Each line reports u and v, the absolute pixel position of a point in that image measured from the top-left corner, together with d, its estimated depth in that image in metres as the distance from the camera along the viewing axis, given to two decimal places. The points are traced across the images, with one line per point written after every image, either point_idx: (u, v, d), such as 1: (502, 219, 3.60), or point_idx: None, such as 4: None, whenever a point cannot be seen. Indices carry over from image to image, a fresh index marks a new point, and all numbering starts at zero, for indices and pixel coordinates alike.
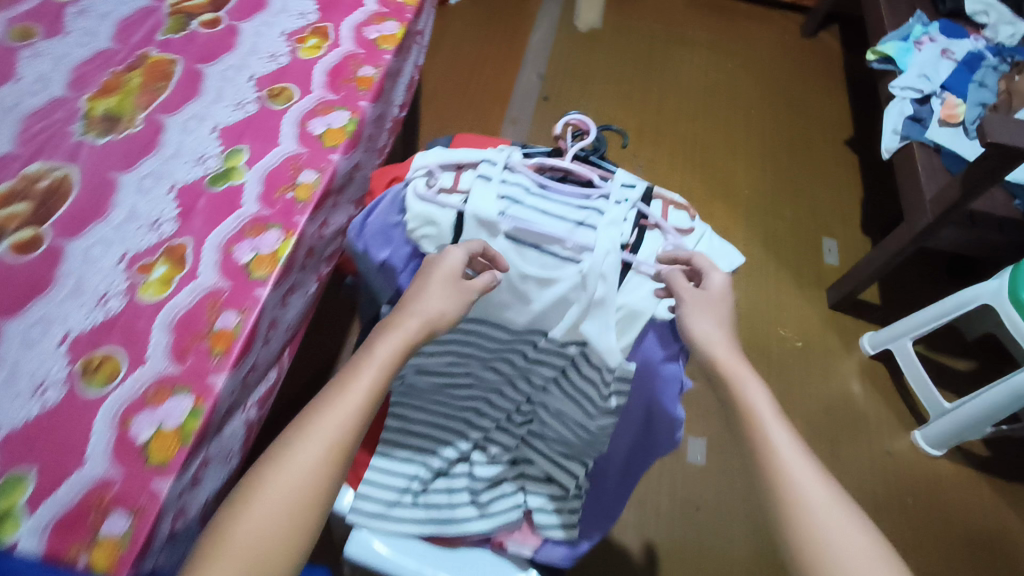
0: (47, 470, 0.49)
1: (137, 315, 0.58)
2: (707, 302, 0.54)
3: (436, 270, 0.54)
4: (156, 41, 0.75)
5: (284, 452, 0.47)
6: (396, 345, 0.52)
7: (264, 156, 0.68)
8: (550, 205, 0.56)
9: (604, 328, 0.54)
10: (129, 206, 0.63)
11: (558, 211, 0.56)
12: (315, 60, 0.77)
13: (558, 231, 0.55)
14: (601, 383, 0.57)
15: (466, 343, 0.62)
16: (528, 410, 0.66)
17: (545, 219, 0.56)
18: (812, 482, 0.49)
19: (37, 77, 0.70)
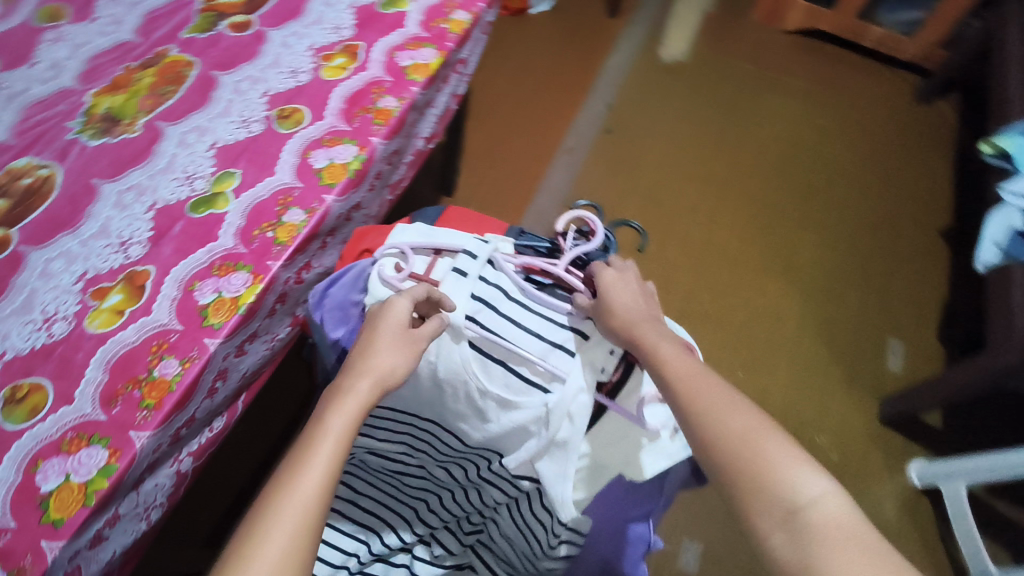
0: None
1: (77, 347, 0.53)
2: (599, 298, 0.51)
3: (383, 323, 0.47)
4: (179, 39, 0.72)
5: (243, 548, 0.37)
6: (352, 409, 0.43)
7: (254, 186, 0.63)
8: (527, 319, 0.52)
9: (561, 475, 0.48)
10: (103, 219, 0.60)
11: (533, 328, 0.52)
12: (337, 83, 0.71)
13: (530, 351, 0.51)
14: (550, 529, 0.51)
15: (422, 440, 0.57)
16: (480, 520, 0.60)
17: (518, 334, 0.52)
18: (726, 404, 0.44)
19: (51, 64, 0.68)
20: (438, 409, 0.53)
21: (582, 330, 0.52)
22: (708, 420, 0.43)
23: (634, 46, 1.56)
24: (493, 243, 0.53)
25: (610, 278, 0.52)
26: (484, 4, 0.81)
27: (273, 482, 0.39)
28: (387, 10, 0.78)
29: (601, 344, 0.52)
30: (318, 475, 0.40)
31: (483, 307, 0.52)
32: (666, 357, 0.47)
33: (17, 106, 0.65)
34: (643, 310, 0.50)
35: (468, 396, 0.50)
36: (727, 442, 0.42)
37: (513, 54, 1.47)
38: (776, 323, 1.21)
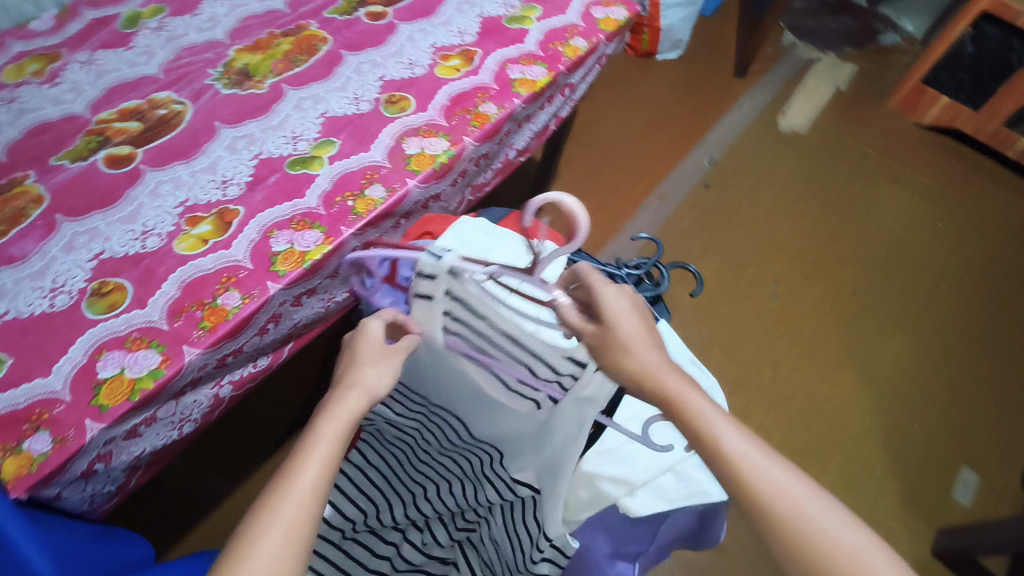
0: (18, 365, 0.52)
1: (162, 261, 0.60)
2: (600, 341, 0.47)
3: (362, 343, 0.52)
4: (320, 17, 0.81)
5: (251, 536, 0.39)
6: (345, 418, 0.47)
7: (348, 158, 0.68)
8: (507, 346, 0.52)
9: (555, 500, 0.51)
10: (213, 157, 0.67)
11: (517, 354, 0.52)
12: (447, 81, 0.76)
13: (521, 376, 0.53)
14: (535, 540, 0.53)
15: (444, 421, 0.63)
16: (473, 517, 0.61)
17: (506, 359, 0.53)
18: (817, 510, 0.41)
19: (210, 17, 0.80)
20: (463, 406, 0.59)
21: (556, 364, 0.51)
22: (803, 533, 0.40)
23: (755, 108, 1.54)
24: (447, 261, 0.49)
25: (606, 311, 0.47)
26: (604, 36, 0.84)
27: (274, 486, 0.42)
28: (511, 25, 0.83)
29: (574, 392, 0.50)
30: (317, 480, 0.43)
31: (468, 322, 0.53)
32: (719, 431, 0.44)
33: (172, 48, 0.76)
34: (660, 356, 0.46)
35: (485, 400, 0.57)
36: (814, 551, 0.40)
37: (630, 91, 1.49)
38: (839, 417, 1.14)
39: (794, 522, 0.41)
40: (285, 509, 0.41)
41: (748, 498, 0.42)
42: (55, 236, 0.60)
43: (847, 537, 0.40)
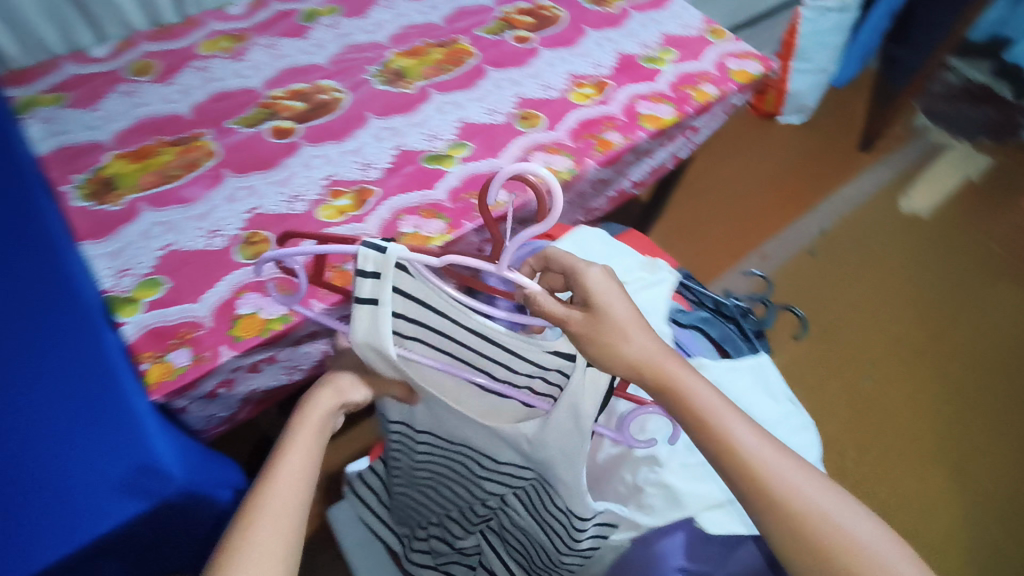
0: (174, 289, 0.60)
1: (304, 223, 0.66)
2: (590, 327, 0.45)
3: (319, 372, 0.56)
4: (472, 34, 0.89)
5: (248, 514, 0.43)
6: (317, 418, 0.50)
7: (478, 161, 0.74)
8: (484, 342, 0.48)
9: (578, 492, 0.49)
10: (361, 142, 0.74)
11: (497, 350, 0.48)
12: (578, 107, 0.81)
13: (505, 370, 0.50)
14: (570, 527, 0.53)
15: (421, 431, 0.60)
16: (476, 511, 0.69)
17: (484, 355, 0.50)
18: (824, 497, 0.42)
19: (376, 22, 0.89)
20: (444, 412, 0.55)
21: (541, 360, 0.48)
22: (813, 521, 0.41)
23: (875, 184, 1.50)
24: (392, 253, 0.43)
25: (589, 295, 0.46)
26: (736, 86, 0.86)
27: (257, 489, 0.44)
28: (647, 64, 0.87)
29: (569, 394, 0.46)
30: (290, 492, 0.44)
31: (436, 318, 0.48)
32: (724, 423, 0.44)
33: (340, 44, 0.85)
34: (650, 345, 0.45)
35: (466, 397, 0.54)
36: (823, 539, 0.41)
37: (746, 149, 1.49)
38: (925, 518, 1.07)
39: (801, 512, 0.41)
40: (276, 490, 0.44)
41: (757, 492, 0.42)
42: (220, 187, 0.69)
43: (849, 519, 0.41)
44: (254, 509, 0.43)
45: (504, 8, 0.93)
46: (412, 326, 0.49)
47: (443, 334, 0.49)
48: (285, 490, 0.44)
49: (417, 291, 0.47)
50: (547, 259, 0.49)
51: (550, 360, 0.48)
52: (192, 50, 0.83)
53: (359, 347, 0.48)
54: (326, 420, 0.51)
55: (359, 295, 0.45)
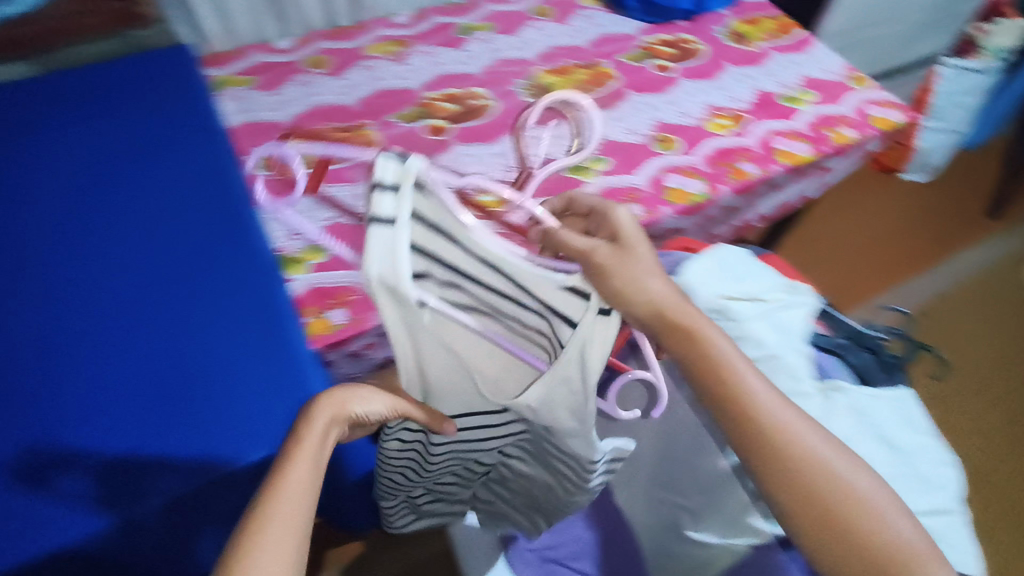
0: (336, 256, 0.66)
1: None
2: (622, 258, 0.48)
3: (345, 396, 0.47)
4: (615, 59, 0.93)
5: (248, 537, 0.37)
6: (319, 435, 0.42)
7: (615, 175, 0.78)
8: (497, 278, 0.46)
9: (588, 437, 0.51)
10: (507, 147, 0.80)
11: (510, 289, 0.47)
12: (714, 136, 0.83)
13: (514, 311, 0.48)
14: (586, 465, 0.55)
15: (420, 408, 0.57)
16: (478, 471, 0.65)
17: (493, 294, 0.48)
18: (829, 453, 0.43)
19: (526, 40, 0.95)
20: (445, 371, 0.51)
21: (552, 296, 0.46)
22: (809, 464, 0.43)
23: (1000, 253, 1.43)
24: (417, 164, 0.41)
25: (613, 230, 0.51)
26: (875, 131, 0.86)
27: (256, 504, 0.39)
28: (785, 102, 0.89)
29: (578, 336, 0.45)
30: (293, 510, 0.39)
31: (448, 254, 0.45)
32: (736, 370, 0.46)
33: (492, 57, 0.92)
34: (664, 286, 0.48)
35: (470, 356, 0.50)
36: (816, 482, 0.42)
37: (862, 200, 1.46)
38: None
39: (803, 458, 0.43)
40: (281, 509, 0.38)
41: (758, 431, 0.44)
42: None
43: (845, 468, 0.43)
44: (261, 522, 0.38)
45: (647, 38, 0.97)
46: (423, 263, 0.44)
47: (452, 270, 0.46)
48: (294, 508, 0.39)
49: (431, 214, 0.43)
50: (572, 201, 0.56)
51: (557, 301, 0.46)
52: (360, 51, 0.91)
53: (372, 286, 0.42)
54: (333, 432, 0.44)
55: (376, 213, 0.40)
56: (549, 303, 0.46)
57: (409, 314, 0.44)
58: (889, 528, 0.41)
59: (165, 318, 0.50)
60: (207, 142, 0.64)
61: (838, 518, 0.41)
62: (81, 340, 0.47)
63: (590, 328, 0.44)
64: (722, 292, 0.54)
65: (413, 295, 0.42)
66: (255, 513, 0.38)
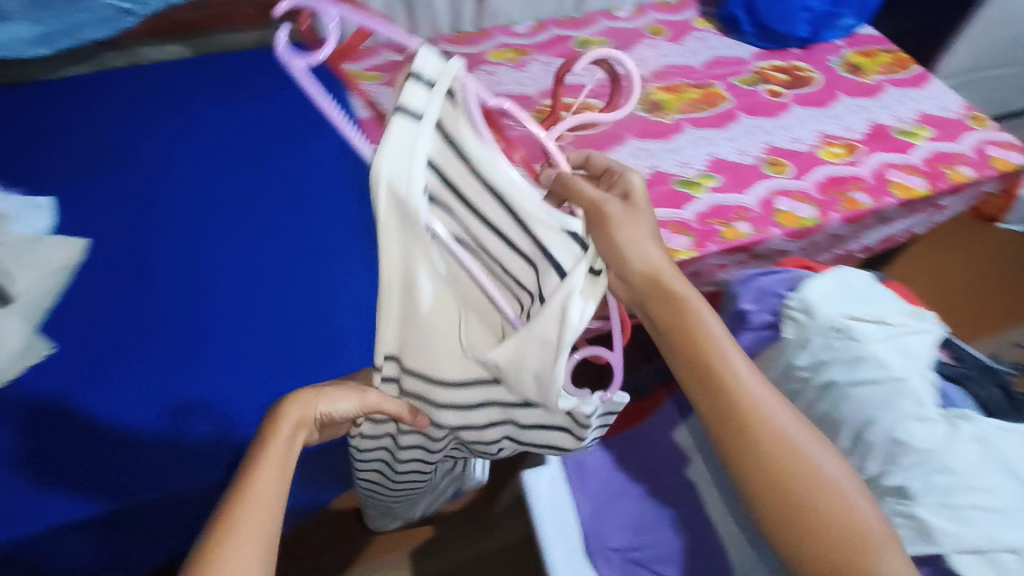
0: None
1: None
2: (633, 217, 0.42)
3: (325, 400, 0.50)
4: (727, 81, 0.95)
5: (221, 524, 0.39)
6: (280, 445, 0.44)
7: (725, 194, 0.79)
8: (493, 205, 0.39)
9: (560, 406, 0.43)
10: (619, 157, 0.83)
11: (505, 229, 0.40)
12: (826, 163, 0.84)
13: (501, 252, 0.43)
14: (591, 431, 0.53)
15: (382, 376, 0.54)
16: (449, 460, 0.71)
17: (484, 224, 0.41)
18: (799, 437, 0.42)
19: (640, 57, 0.98)
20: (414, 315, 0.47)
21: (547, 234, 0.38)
22: (784, 447, 0.41)
23: None
24: (457, 62, 0.36)
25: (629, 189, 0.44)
26: (994, 172, 0.85)
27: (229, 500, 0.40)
28: (899, 136, 0.88)
29: (566, 286, 0.38)
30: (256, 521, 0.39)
31: (457, 171, 0.40)
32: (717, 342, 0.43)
33: None
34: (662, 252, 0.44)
35: (452, 302, 0.47)
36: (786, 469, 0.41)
37: (959, 247, 1.41)
38: None
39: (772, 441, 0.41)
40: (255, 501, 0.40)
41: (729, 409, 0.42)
42: None
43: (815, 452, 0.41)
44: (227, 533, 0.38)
45: (760, 63, 0.98)
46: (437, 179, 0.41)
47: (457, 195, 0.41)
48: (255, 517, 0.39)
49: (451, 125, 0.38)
50: (588, 160, 0.48)
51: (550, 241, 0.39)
52: (482, 56, 0.96)
53: (380, 184, 0.38)
54: (298, 434, 0.46)
55: (404, 102, 0.36)
56: (539, 242, 0.39)
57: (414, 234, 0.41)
58: (851, 511, 0.40)
59: (249, 303, 0.66)
60: (290, 158, 0.78)
61: (803, 503, 0.40)
62: (183, 314, 0.64)
63: (580, 278, 0.37)
64: (845, 313, 0.55)
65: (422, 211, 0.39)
66: (218, 529, 0.38)
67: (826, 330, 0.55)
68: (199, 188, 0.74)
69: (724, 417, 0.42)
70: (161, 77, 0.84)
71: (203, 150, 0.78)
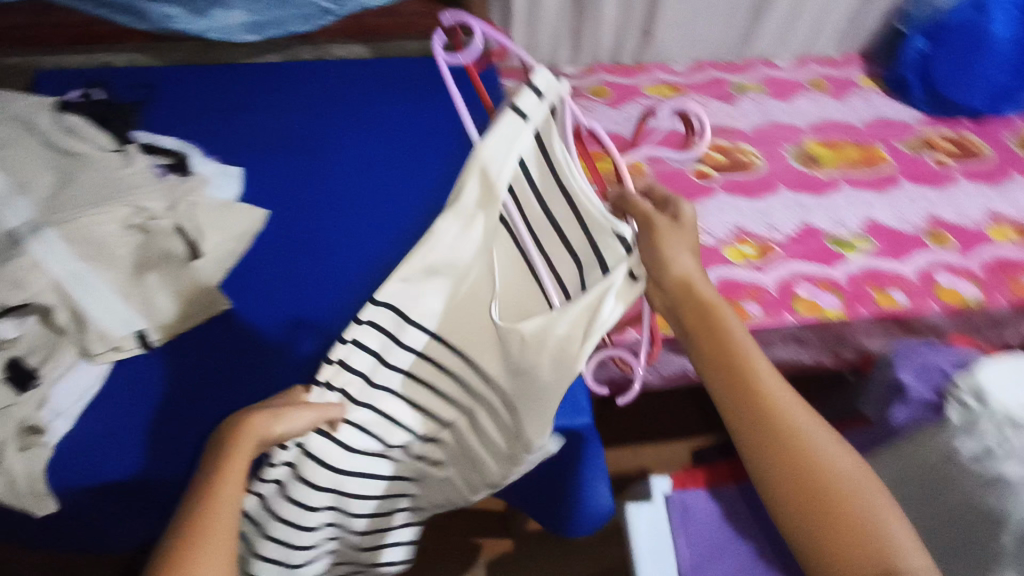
0: None
1: (715, 256, 0.76)
2: (676, 232, 0.46)
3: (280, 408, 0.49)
4: (890, 144, 0.92)
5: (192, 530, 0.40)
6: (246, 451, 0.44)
7: (879, 259, 0.77)
8: (562, 206, 0.47)
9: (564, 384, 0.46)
10: (770, 205, 0.82)
11: (567, 226, 0.47)
12: (993, 243, 0.79)
13: (552, 241, 0.49)
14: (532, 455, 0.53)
15: (321, 387, 0.50)
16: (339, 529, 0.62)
17: (547, 218, 0.48)
18: (827, 443, 0.43)
19: (798, 107, 0.96)
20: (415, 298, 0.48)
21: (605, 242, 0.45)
22: (816, 454, 0.43)
23: None
24: (568, 85, 0.45)
25: (677, 213, 0.49)
26: None
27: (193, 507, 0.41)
28: None
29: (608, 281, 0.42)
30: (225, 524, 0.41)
31: (536, 171, 0.47)
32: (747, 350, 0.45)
33: (763, 117, 0.94)
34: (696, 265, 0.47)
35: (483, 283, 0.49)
36: (819, 476, 0.42)
37: None
38: None
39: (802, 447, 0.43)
40: (214, 511, 0.41)
41: (762, 415, 0.43)
42: None
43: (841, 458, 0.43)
44: (197, 536, 0.40)
45: (926, 129, 0.94)
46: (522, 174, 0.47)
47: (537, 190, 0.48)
48: (222, 526, 0.41)
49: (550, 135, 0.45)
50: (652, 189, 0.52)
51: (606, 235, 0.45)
52: (639, 89, 0.98)
53: (473, 167, 0.44)
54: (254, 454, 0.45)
55: (517, 102, 0.43)
56: (595, 245, 0.46)
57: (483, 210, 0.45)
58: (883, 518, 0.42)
59: (346, 262, 0.69)
60: (402, 137, 0.80)
61: (840, 507, 0.42)
62: (295, 260, 0.69)
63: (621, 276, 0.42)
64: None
65: (501, 196, 0.45)
66: (190, 534, 0.40)
67: (999, 420, 0.51)
68: (351, 169, 0.77)
69: (751, 411, 0.44)
70: (340, 68, 0.89)
71: (360, 132, 0.81)
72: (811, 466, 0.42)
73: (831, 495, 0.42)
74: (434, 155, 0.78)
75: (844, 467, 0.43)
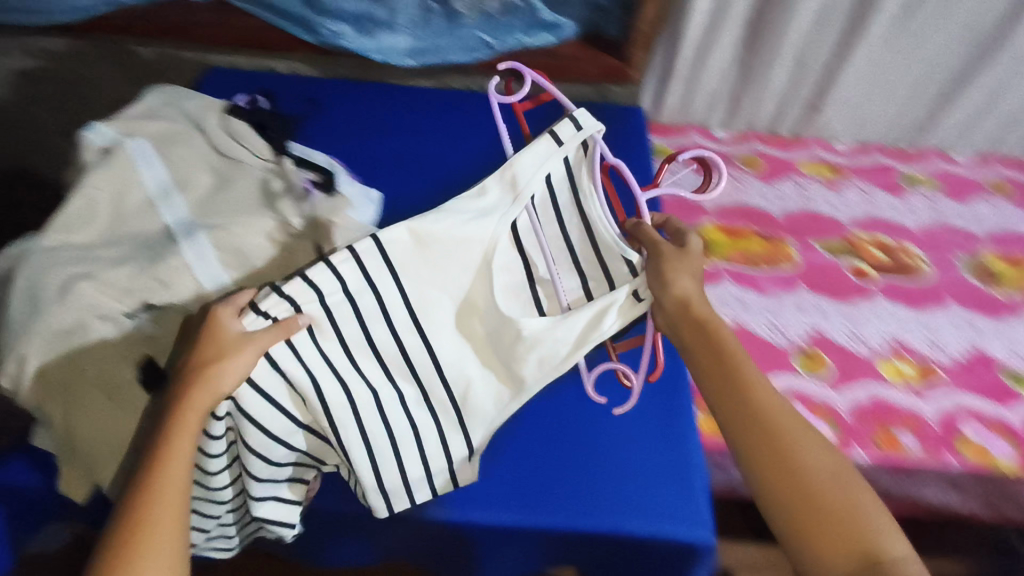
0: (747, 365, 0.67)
1: (866, 370, 0.69)
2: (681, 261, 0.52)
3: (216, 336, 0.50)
4: None
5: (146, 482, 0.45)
6: (199, 402, 0.47)
7: None
8: (576, 231, 0.57)
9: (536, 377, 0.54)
10: (938, 320, 0.73)
11: (580, 251, 0.57)
12: None
13: (559, 254, 0.58)
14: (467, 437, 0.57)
15: (257, 316, 0.51)
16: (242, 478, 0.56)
17: (563, 238, 0.58)
18: (809, 443, 0.45)
19: (978, 211, 0.86)
20: (415, 268, 0.56)
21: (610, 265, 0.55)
22: (797, 452, 0.44)
23: None
24: (599, 124, 0.57)
25: (686, 246, 0.55)
26: None
27: (147, 463, 0.46)
28: None
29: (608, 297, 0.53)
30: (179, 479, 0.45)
31: (564, 199, 0.58)
32: (737, 359, 0.49)
33: (934, 216, 0.85)
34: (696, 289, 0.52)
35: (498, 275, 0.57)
36: (799, 474, 0.44)
37: None
38: None
39: (784, 442, 0.45)
40: (166, 464, 0.45)
41: (749, 413, 0.46)
42: (792, 296, 0.74)
43: (825, 459, 0.44)
44: (152, 490, 0.44)
45: None
46: (548, 192, 0.58)
47: (558, 212, 0.58)
48: (173, 479, 0.45)
49: (576, 167, 0.58)
50: (667, 223, 0.59)
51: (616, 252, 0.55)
52: (794, 164, 0.91)
53: (505, 172, 0.57)
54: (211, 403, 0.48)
55: (555, 129, 0.58)
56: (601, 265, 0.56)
57: (510, 204, 0.57)
58: (866, 514, 0.42)
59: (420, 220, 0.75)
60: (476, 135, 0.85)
61: (824, 504, 0.42)
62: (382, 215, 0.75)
63: (621, 294, 0.52)
64: None
65: (524, 198, 0.57)
66: (146, 492, 0.44)
67: None
68: (417, 152, 0.82)
69: (737, 411, 0.47)
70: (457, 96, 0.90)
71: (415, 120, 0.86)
72: (794, 462, 0.44)
73: (812, 492, 0.43)
74: (477, 159, 0.82)
75: (828, 466, 0.44)
